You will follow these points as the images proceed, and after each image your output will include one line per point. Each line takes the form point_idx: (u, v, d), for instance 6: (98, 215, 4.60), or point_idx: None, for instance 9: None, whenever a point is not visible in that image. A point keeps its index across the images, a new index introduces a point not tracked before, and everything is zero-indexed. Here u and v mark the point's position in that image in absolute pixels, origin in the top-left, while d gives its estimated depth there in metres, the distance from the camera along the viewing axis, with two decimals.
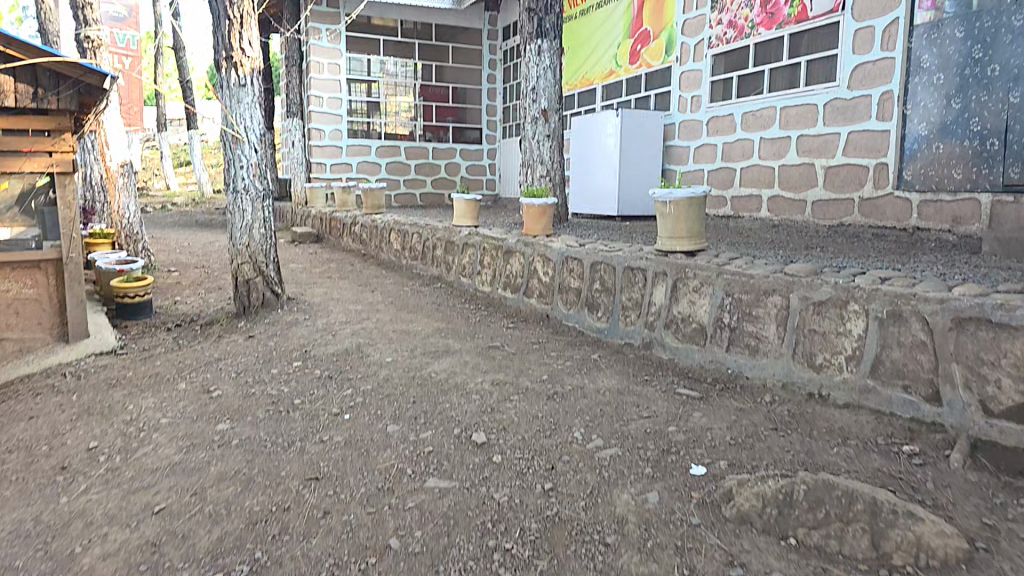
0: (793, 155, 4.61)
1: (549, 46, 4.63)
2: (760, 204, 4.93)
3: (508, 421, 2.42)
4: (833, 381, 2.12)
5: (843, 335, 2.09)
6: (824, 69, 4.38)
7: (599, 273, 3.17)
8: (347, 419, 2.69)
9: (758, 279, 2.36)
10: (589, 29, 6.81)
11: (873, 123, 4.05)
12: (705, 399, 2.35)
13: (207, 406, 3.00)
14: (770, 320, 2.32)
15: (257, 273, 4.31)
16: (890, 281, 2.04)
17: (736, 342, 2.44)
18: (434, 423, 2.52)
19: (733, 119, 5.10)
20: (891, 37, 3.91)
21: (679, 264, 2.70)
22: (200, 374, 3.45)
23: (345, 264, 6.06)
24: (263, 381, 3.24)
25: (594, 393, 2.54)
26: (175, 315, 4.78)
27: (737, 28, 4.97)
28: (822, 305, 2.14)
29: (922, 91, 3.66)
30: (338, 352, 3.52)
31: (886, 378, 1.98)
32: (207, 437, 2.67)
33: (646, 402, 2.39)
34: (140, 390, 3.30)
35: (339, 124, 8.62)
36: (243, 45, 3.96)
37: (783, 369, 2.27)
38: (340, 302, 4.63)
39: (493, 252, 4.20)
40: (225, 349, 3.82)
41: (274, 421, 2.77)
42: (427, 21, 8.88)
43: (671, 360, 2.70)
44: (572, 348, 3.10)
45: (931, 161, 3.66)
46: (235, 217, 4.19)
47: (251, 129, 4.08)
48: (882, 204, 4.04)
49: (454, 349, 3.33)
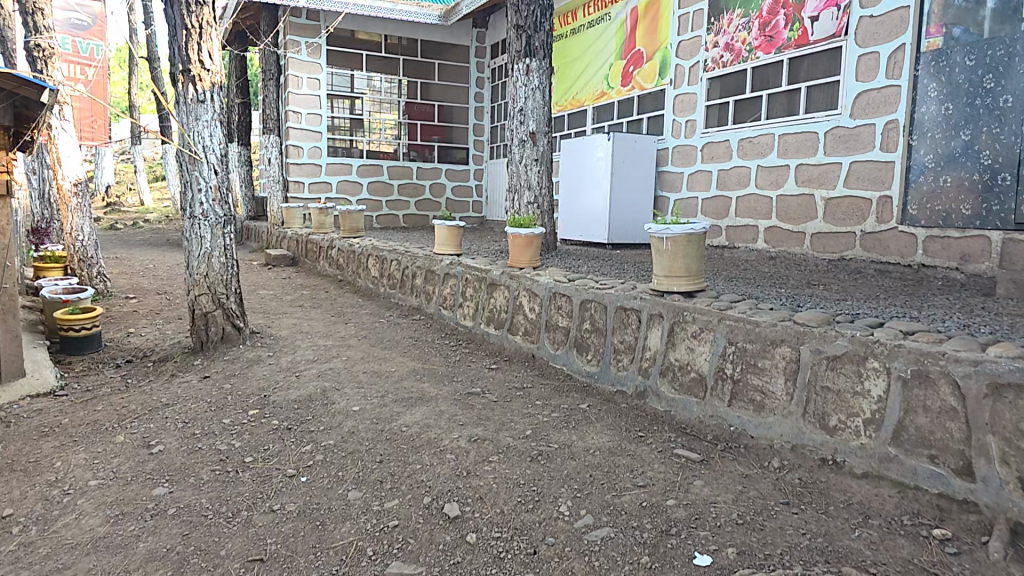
0: (792, 185, 4.49)
1: (538, 66, 4.48)
2: (756, 234, 4.82)
3: (485, 490, 2.11)
4: (849, 446, 1.89)
5: (860, 396, 1.87)
6: (825, 96, 4.27)
7: (588, 313, 2.94)
8: (305, 482, 2.36)
9: (764, 328, 2.15)
10: (579, 49, 6.78)
11: (877, 153, 3.92)
12: (707, 462, 2.09)
13: (145, 465, 2.63)
14: (777, 373, 2.09)
15: (217, 305, 3.97)
16: (913, 335, 1.85)
17: (740, 396, 2.20)
18: (401, 488, 2.20)
19: (729, 144, 4.99)
20: (897, 64, 3.78)
21: (677, 307, 2.47)
22: (142, 424, 3.06)
23: (319, 290, 5.74)
24: (213, 433, 2.88)
25: (583, 452, 2.27)
26: (127, 350, 4.37)
27: (734, 50, 4.88)
28: (836, 360, 1.93)
29: (929, 121, 3.58)
30: (300, 397, 3.17)
31: (910, 446, 1.76)
32: (139, 505, 2.30)
33: (640, 465, 2.13)
34: (72, 442, 2.90)
35: (318, 141, 8.35)
36: (203, 58, 3.69)
37: (791, 430, 2.04)
38: (310, 336, 4.30)
39: (476, 283, 3.95)
40: (176, 392, 3.44)
41: (220, 484, 2.42)
42: (414, 37, 8.76)
43: (667, 412, 2.45)
44: (559, 396, 2.83)
45: (936, 193, 3.57)
46: (192, 244, 3.85)
47: (210, 149, 3.77)
48: (886, 239, 3.90)
49: (430, 395, 3.02)
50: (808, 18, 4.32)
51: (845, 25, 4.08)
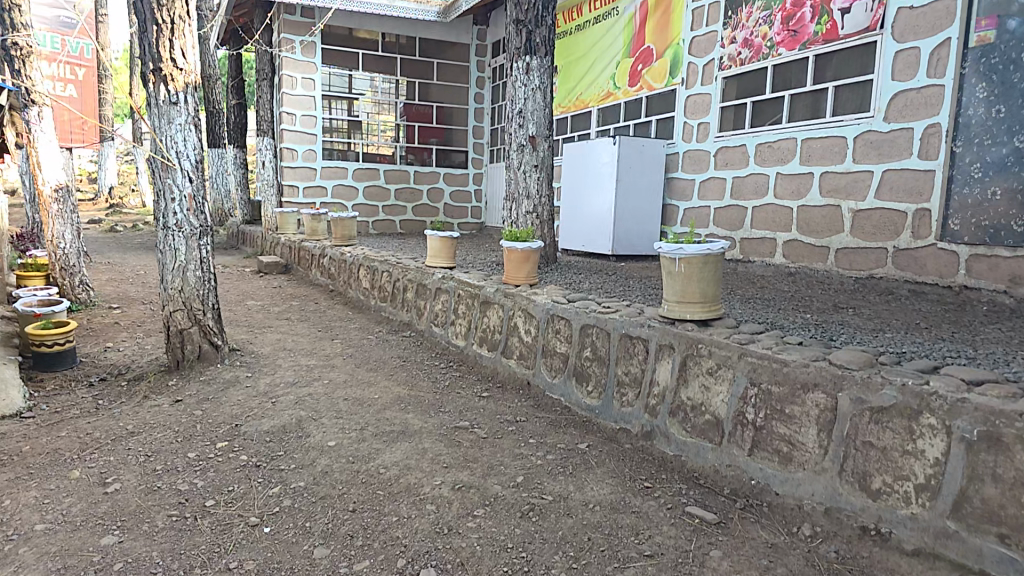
0: (816, 194, 4.18)
1: (538, 64, 4.18)
2: (774, 248, 4.53)
3: (468, 553, 1.82)
4: (897, 515, 1.59)
5: (911, 456, 1.57)
6: (854, 97, 3.95)
7: (589, 339, 2.65)
8: (268, 534, 2.07)
9: (793, 368, 1.84)
10: (585, 46, 6.49)
11: (915, 161, 3.58)
12: (724, 526, 1.81)
13: (98, 506, 2.33)
14: (808, 423, 1.79)
15: (194, 322, 3.72)
16: (978, 386, 1.54)
17: (762, 446, 1.90)
18: (374, 546, 1.91)
19: (745, 150, 4.68)
20: (940, 61, 3.44)
21: (690, 338, 2.17)
22: (103, 456, 2.76)
23: (308, 302, 5.49)
24: (175, 470, 2.59)
25: (582, 508, 1.98)
26: (102, 367, 4.11)
27: (753, 46, 4.58)
28: (882, 413, 1.63)
29: (976, 124, 3.28)
30: (274, 429, 2.90)
31: (974, 521, 1.46)
32: (84, 558, 1.99)
33: (646, 527, 1.84)
34: (26, 475, 2.60)
35: (314, 144, 8.10)
36: (175, 55, 3.40)
37: (825, 490, 1.74)
38: (293, 354, 4.05)
39: (469, 299, 3.67)
40: (145, 418, 3.16)
41: (175, 533, 2.11)
42: (411, 34, 8.47)
43: (678, 457, 2.17)
44: (555, 433, 2.55)
45: (982, 206, 3.25)
46: (166, 257, 3.59)
47: (184, 155, 3.51)
48: (922, 257, 3.57)
49: (414, 429, 2.75)
50: (838, 10, 3.99)
51: (881, 17, 3.75)
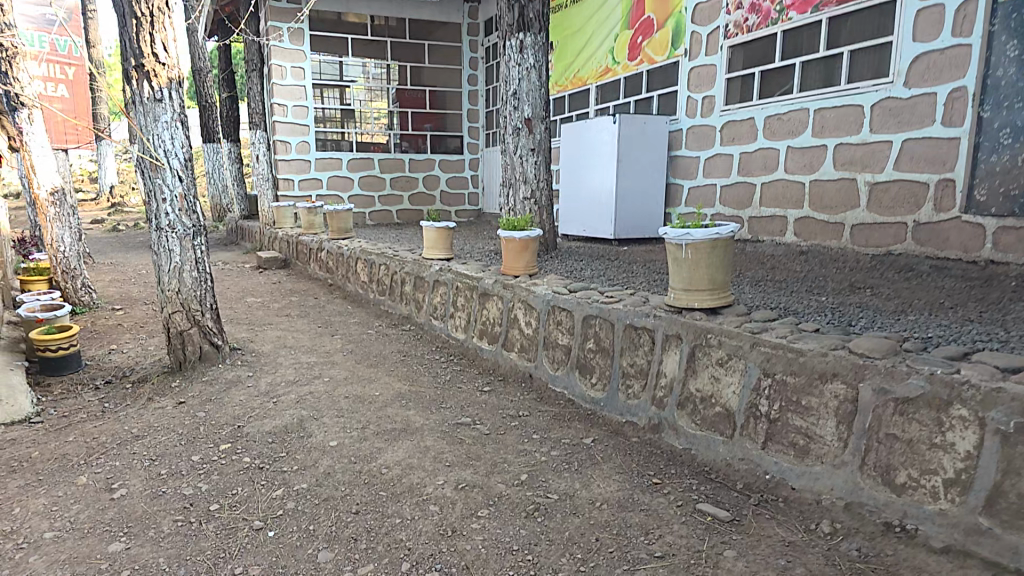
0: (829, 168, 3.99)
1: (532, 41, 3.98)
2: (785, 226, 4.36)
3: (473, 556, 1.77)
4: (924, 511, 1.50)
5: (939, 449, 1.47)
6: (872, 62, 3.70)
7: (592, 330, 2.55)
8: (271, 538, 2.03)
9: (810, 357, 1.73)
10: (581, 19, 6.20)
11: (938, 128, 3.37)
12: (737, 523, 1.74)
13: (104, 512, 2.31)
14: (827, 415, 1.69)
15: (192, 323, 3.67)
16: (1016, 374, 1.42)
17: (777, 439, 1.82)
18: (378, 549, 1.87)
19: (754, 123, 4.47)
20: (967, 18, 3.19)
21: (699, 328, 2.07)
22: (108, 461, 2.74)
23: (308, 297, 5.45)
24: (179, 474, 2.57)
25: (589, 506, 1.92)
26: (107, 369, 4.11)
27: (762, 12, 4.33)
28: (908, 404, 1.52)
29: (1006, 86, 3.05)
30: (276, 429, 2.86)
31: (1009, 518, 1.36)
32: (92, 565, 1.97)
33: (656, 525, 1.78)
34: (35, 482, 2.59)
35: (306, 135, 7.93)
36: (156, 49, 3.25)
37: (845, 484, 1.66)
38: (294, 352, 4.01)
39: (467, 292, 3.57)
40: (149, 421, 3.14)
41: (181, 538, 2.09)
42: (400, 15, 8.18)
43: (688, 451, 2.10)
44: (559, 427, 2.49)
45: (1012, 174, 3.04)
46: (161, 258, 3.52)
47: (172, 153, 3.39)
48: (945, 230, 3.39)
49: (416, 427, 2.69)
50: None
51: None
